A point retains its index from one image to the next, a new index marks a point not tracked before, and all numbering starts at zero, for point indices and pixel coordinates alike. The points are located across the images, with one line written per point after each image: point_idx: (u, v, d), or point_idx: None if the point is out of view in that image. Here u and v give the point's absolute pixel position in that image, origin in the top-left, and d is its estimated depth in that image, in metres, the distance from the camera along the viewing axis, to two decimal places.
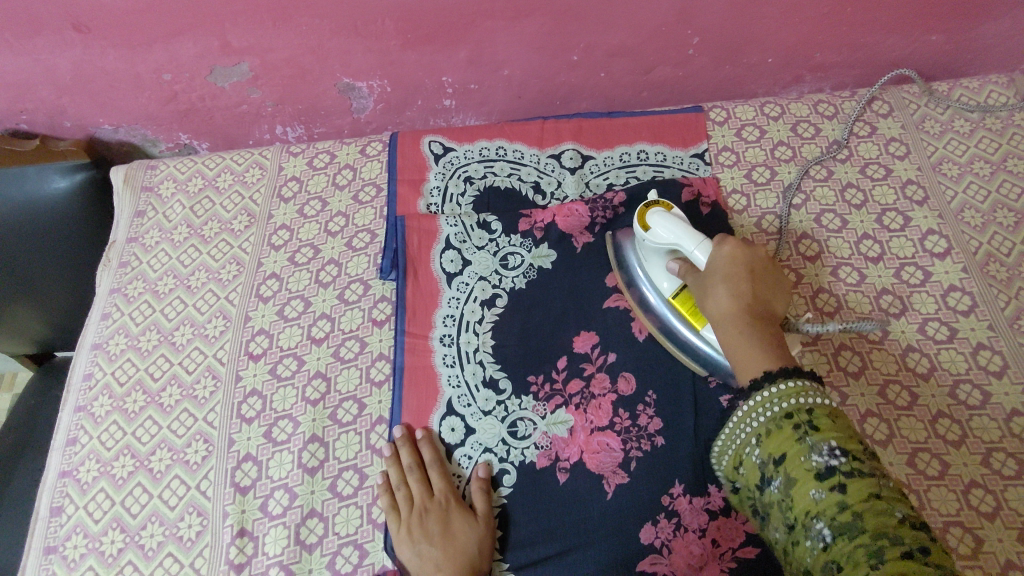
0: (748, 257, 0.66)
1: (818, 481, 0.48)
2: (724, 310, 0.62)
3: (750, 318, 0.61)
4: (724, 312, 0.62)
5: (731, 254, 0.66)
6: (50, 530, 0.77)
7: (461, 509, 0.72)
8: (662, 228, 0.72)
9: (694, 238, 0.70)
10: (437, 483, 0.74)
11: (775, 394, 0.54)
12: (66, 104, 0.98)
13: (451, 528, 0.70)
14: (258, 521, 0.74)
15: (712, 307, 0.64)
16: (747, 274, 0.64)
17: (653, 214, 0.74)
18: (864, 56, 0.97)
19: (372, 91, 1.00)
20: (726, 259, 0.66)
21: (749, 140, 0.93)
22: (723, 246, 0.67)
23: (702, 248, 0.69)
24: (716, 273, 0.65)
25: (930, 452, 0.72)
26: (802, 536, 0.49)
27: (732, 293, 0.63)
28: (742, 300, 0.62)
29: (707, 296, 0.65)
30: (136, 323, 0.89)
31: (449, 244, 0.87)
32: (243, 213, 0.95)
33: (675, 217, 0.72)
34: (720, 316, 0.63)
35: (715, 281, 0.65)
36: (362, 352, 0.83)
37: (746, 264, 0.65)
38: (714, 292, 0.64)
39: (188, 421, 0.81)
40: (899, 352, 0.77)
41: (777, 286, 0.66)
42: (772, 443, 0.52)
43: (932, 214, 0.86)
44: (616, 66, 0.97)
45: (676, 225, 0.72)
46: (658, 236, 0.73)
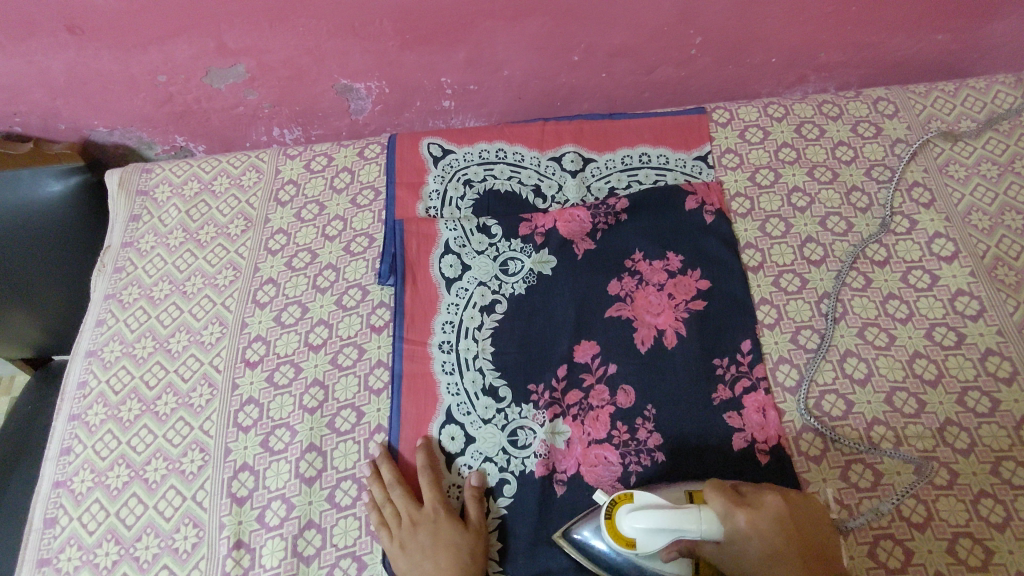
0: (768, 520, 0.58)
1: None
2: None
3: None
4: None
5: (754, 531, 0.58)
6: (44, 542, 0.76)
7: (453, 520, 0.70)
8: (650, 535, 0.59)
9: (692, 518, 0.58)
10: (429, 493, 0.72)
11: None
12: (60, 105, 0.97)
13: (444, 541, 0.69)
14: (255, 532, 0.73)
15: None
16: (782, 543, 0.58)
17: (625, 521, 0.61)
18: (869, 55, 0.96)
19: (370, 92, 0.99)
20: (751, 543, 0.58)
21: (752, 142, 0.92)
22: (736, 519, 0.58)
23: (708, 528, 0.58)
24: (752, 553, 0.58)
25: (938, 461, 0.70)
26: None
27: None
28: (801, 571, 0.58)
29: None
30: (131, 330, 0.88)
31: (448, 249, 0.86)
32: (239, 218, 0.94)
33: (650, 507, 0.59)
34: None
35: (757, 561, 0.58)
36: (360, 359, 0.81)
37: (770, 528, 0.58)
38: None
39: (184, 430, 0.80)
40: (906, 358, 0.76)
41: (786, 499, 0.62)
42: None
43: (939, 217, 0.84)
44: (617, 66, 0.96)
45: (661, 514, 0.59)
46: (648, 544, 0.60)
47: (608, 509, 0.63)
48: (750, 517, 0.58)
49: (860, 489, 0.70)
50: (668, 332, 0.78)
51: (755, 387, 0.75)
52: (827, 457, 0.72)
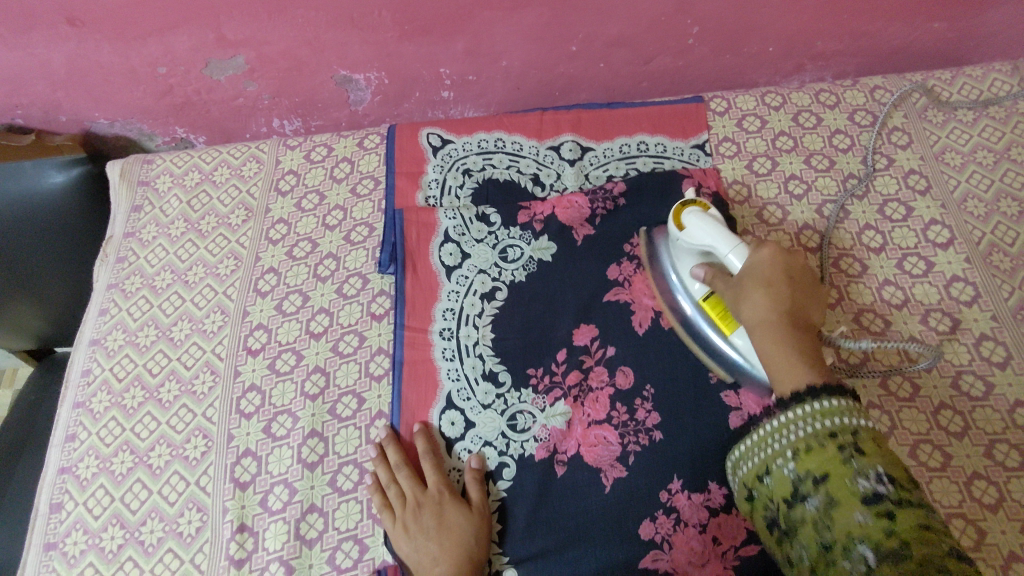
0: (786, 262, 0.67)
1: (863, 506, 0.51)
2: (760, 317, 0.65)
3: (786, 331, 0.64)
4: (761, 318, 0.65)
5: (770, 260, 0.67)
6: (50, 527, 0.77)
7: (456, 501, 0.71)
8: (699, 231, 0.72)
9: (731, 241, 0.69)
10: (431, 475, 0.73)
11: (814, 410, 0.57)
12: (61, 98, 0.98)
13: (448, 521, 0.70)
14: (258, 517, 0.74)
15: (746, 316, 0.66)
16: (784, 284, 0.66)
17: (689, 216, 0.73)
18: (865, 44, 0.96)
19: (369, 83, 0.99)
20: (764, 262, 0.67)
21: (750, 131, 0.93)
22: (761, 248, 0.68)
23: (738, 251, 0.69)
24: (755, 275, 0.67)
25: (932, 443, 0.71)
26: (842, 562, 0.50)
27: (772, 300, 0.65)
28: (779, 307, 0.65)
29: (742, 302, 0.67)
30: (134, 319, 0.89)
31: (448, 237, 0.86)
32: (240, 208, 0.95)
33: (711, 219, 0.72)
34: (752, 322, 0.66)
35: (751, 283, 0.66)
36: (361, 347, 0.82)
37: (780, 271, 0.66)
38: (749, 293, 0.66)
39: (188, 416, 0.81)
40: (901, 343, 0.77)
41: (811, 289, 0.68)
42: (817, 462, 0.55)
43: (935, 204, 0.85)
44: (616, 56, 0.96)
45: (709, 227, 0.71)
46: (694, 238, 0.72)
47: (683, 205, 0.76)
48: (771, 249, 0.67)
49: None
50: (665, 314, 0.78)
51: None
52: None
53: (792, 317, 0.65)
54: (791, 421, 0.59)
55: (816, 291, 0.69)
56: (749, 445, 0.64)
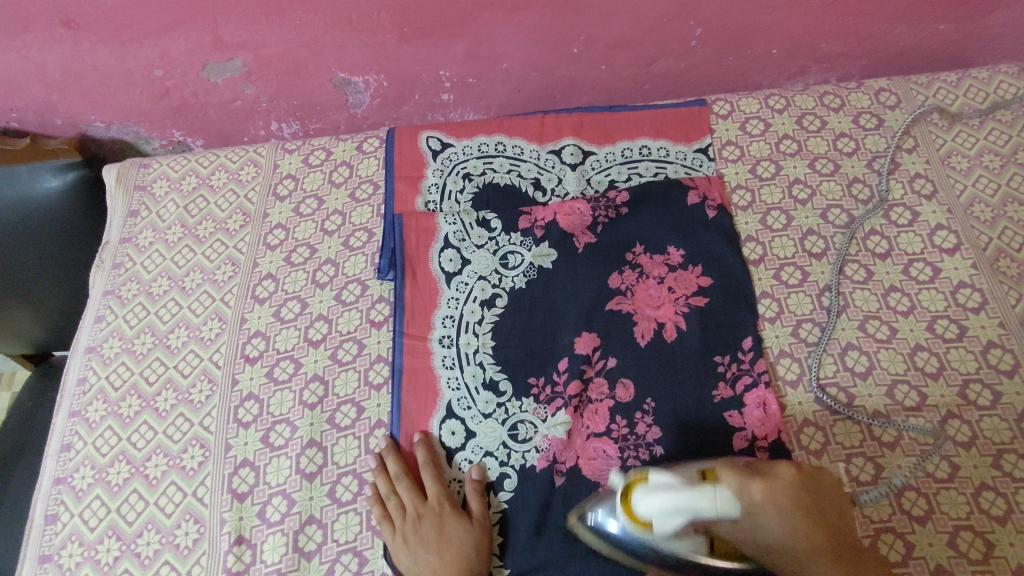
0: (787, 497, 0.57)
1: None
2: (799, 556, 0.58)
3: (828, 559, 0.57)
4: (801, 561, 0.58)
5: (769, 503, 0.57)
6: (46, 538, 0.76)
7: (456, 513, 0.71)
8: (665, 512, 0.58)
9: (707, 494, 0.57)
10: (432, 487, 0.73)
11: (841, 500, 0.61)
12: (56, 100, 0.96)
13: (447, 534, 0.70)
14: (256, 528, 0.73)
15: (776, 557, 0.58)
16: (798, 509, 0.57)
17: (641, 502, 0.60)
18: (871, 46, 0.95)
19: (368, 86, 0.98)
20: (771, 514, 0.57)
21: (753, 134, 0.91)
22: (753, 492, 0.57)
23: (722, 501, 0.57)
24: (765, 517, 0.57)
25: (940, 454, 0.70)
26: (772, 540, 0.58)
27: (802, 542, 0.57)
28: (814, 541, 0.57)
29: (764, 545, 0.58)
30: (131, 326, 0.88)
31: (448, 243, 0.85)
32: (237, 213, 0.93)
33: (666, 489, 0.58)
34: (795, 562, 0.58)
35: (769, 531, 0.57)
36: (360, 354, 0.81)
37: (789, 502, 0.57)
38: (771, 544, 0.58)
39: (185, 426, 0.80)
40: (908, 351, 0.76)
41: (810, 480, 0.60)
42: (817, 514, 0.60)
43: (941, 208, 0.84)
44: (617, 58, 0.95)
45: (674, 494, 0.58)
46: (665, 527, 0.59)
47: (624, 490, 0.62)
48: (767, 491, 0.57)
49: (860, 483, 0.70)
50: (668, 326, 0.78)
51: (755, 381, 0.75)
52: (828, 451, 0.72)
53: (822, 532, 0.58)
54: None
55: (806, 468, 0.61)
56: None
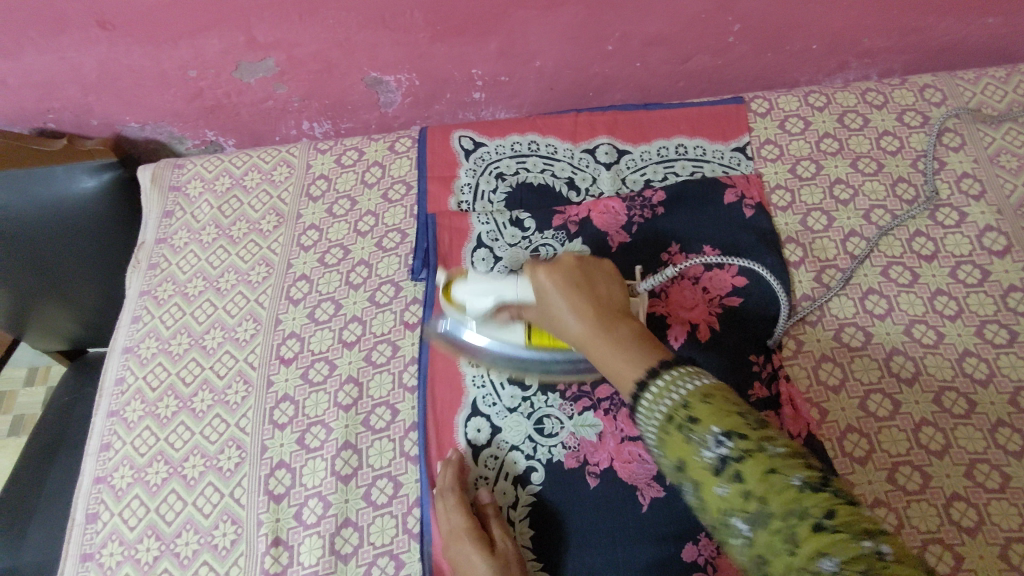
0: (565, 273, 0.61)
1: (719, 477, 0.44)
2: (578, 333, 0.57)
3: (607, 333, 0.55)
4: (582, 334, 0.57)
5: (551, 281, 0.61)
6: (86, 537, 0.77)
7: (480, 540, 0.67)
8: (475, 297, 0.67)
9: (511, 283, 0.66)
10: (456, 518, 0.68)
11: (653, 397, 0.49)
12: (92, 101, 0.97)
13: (481, 571, 0.65)
14: (293, 530, 0.73)
15: (567, 337, 0.59)
16: (575, 289, 0.59)
17: (458, 288, 0.69)
18: (915, 41, 0.92)
19: (400, 85, 0.97)
20: (548, 283, 0.60)
21: (793, 133, 0.89)
22: (536, 274, 0.61)
23: (522, 287, 0.65)
24: (551, 301, 0.60)
25: (990, 463, 0.68)
26: (729, 538, 0.44)
27: (577, 313, 0.58)
28: (590, 312, 0.57)
29: (557, 325, 0.60)
30: (167, 326, 0.88)
31: (481, 243, 0.85)
32: (271, 213, 0.94)
33: (485, 279, 0.67)
34: (580, 341, 0.57)
35: (556, 304, 0.59)
36: (394, 356, 0.81)
37: (565, 275, 0.60)
38: (555, 315, 0.59)
39: (221, 426, 0.80)
40: (955, 357, 0.74)
41: (603, 276, 0.62)
42: (667, 450, 0.47)
43: (991, 209, 0.81)
44: (652, 55, 0.93)
45: (483, 283, 0.67)
46: (474, 304, 0.68)
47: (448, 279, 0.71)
48: (547, 270, 0.61)
49: (908, 492, 0.68)
50: (702, 326, 0.77)
51: (778, 375, 0.74)
52: (873, 458, 0.70)
53: (598, 307, 0.58)
54: (646, 414, 0.49)
55: (610, 275, 0.63)
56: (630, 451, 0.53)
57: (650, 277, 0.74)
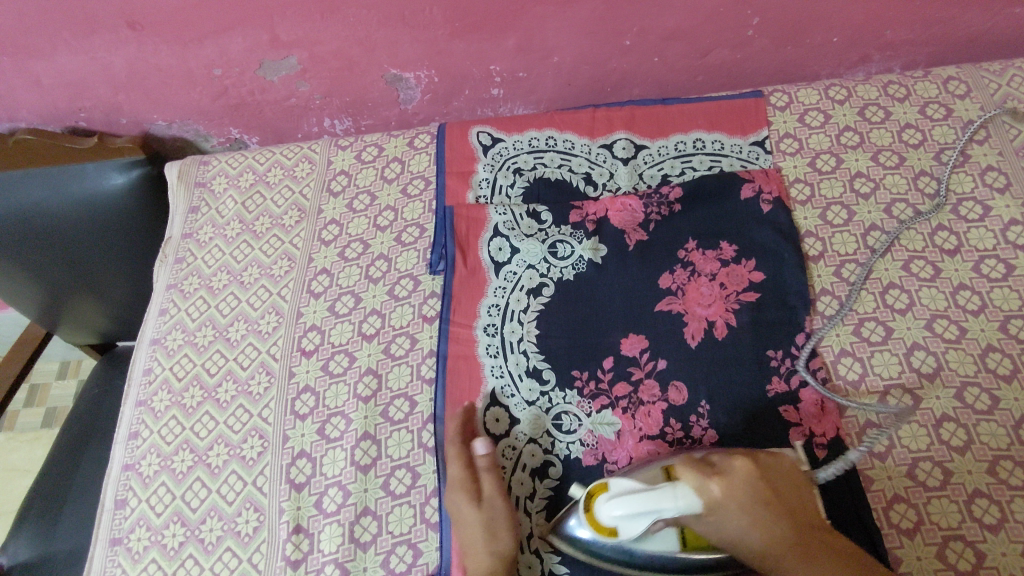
0: (737, 484, 0.62)
1: None
2: (767, 542, 0.61)
3: (807, 558, 0.59)
4: (773, 564, 0.61)
5: (728, 497, 0.61)
6: (116, 522, 0.80)
7: (473, 494, 0.70)
8: (629, 519, 0.60)
9: (667, 494, 0.59)
10: (455, 470, 0.72)
11: None
12: (122, 100, 1.00)
13: (471, 520, 0.69)
14: (313, 518, 0.75)
15: (747, 554, 0.62)
16: (757, 503, 0.61)
17: (601, 511, 0.62)
18: (939, 32, 0.91)
19: (419, 82, 0.98)
20: (724, 503, 0.61)
21: (813, 126, 0.89)
22: (709, 487, 0.61)
23: (682, 498, 0.59)
24: (731, 505, 0.61)
25: (1013, 460, 0.67)
26: None
27: (766, 540, 0.61)
28: (777, 526, 0.61)
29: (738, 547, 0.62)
30: (192, 318, 0.90)
31: (497, 233, 0.86)
32: (293, 209, 0.95)
33: (626, 494, 0.60)
34: (770, 562, 0.61)
35: (733, 526, 0.61)
36: (412, 349, 0.82)
37: (743, 493, 0.61)
38: (744, 542, 0.61)
39: (245, 416, 0.82)
40: (979, 352, 0.72)
41: (775, 469, 0.64)
42: None
43: (1016, 202, 0.80)
44: (670, 50, 0.93)
45: (636, 500, 0.60)
46: (631, 530, 0.61)
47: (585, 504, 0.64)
48: (720, 485, 0.61)
49: (928, 488, 0.67)
50: (720, 323, 0.77)
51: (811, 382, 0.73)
52: (893, 454, 0.69)
53: (789, 528, 0.61)
54: None
55: (779, 461, 0.65)
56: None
57: (830, 466, 0.66)
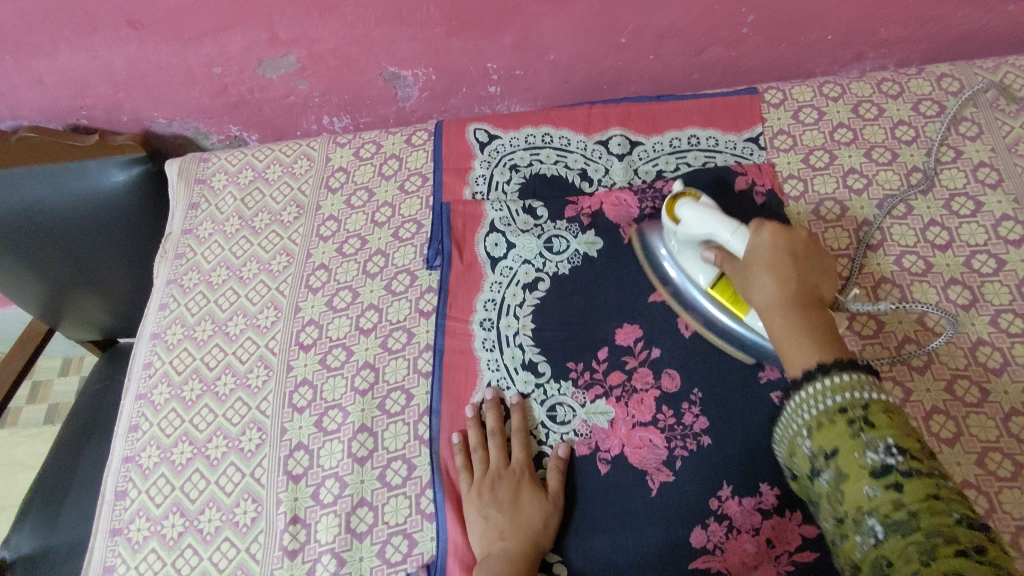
0: (788, 243, 0.65)
1: (872, 479, 0.49)
2: (767, 298, 0.63)
3: (794, 312, 0.62)
4: (767, 302, 0.63)
5: (769, 238, 0.66)
6: (116, 513, 0.81)
7: (507, 487, 0.72)
8: (693, 220, 0.71)
9: (729, 225, 0.69)
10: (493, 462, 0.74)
11: (827, 387, 0.54)
12: (123, 98, 1.01)
13: (501, 512, 0.70)
14: (310, 509, 0.76)
15: (754, 296, 0.65)
16: (789, 258, 0.64)
17: (681, 206, 0.73)
18: (933, 30, 0.92)
19: (417, 79, 0.99)
20: (763, 246, 0.65)
21: (806, 123, 0.89)
22: (761, 232, 0.66)
23: (739, 235, 0.68)
24: (760, 261, 0.65)
25: (1002, 452, 0.68)
26: (853, 533, 0.50)
27: (778, 286, 0.63)
28: (784, 286, 0.63)
29: (750, 283, 0.65)
30: (192, 313, 0.91)
31: (493, 228, 0.87)
32: (292, 205, 0.96)
33: (705, 206, 0.71)
34: (767, 309, 0.63)
35: (758, 267, 0.65)
36: (409, 343, 0.83)
37: (785, 252, 0.65)
38: (757, 280, 0.64)
39: (243, 409, 0.83)
40: (969, 346, 0.73)
41: (819, 264, 0.66)
42: (824, 436, 0.53)
43: (1008, 198, 0.80)
44: (666, 47, 0.94)
45: (708, 214, 0.71)
46: (690, 228, 0.72)
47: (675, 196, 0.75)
48: (771, 233, 0.66)
49: None
50: None
51: None
52: None
53: (800, 288, 0.63)
54: (804, 401, 0.56)
55: (826, 267, 0.67)
56: (778, 427, 0.61)
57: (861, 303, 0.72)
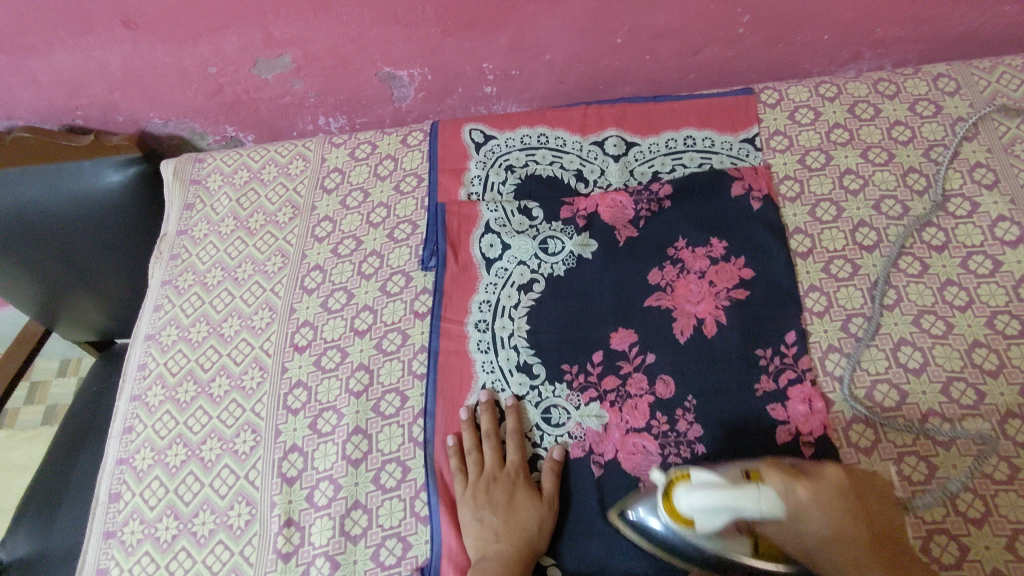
0: (828, 489, 0.56)
1: None
2: (849, 562, 0.55)
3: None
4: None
5: (813, 500, 0.56)
6: (110, 515, 0.80)
7: (501, 491, 0.72)
8: (706, 512, 0.57)
9: (752, 497, 0.55)
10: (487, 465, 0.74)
11: None
12: (118, 99, 1.01)
13: (495, 515, 0.70)
14: (304, 511, 0.75)
15: (825, 557, 0.56)
16: (844, 500, 0.56)
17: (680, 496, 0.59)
18: (930, 30, 0.91)
19: (412, 80, 0.99)
20: (812, 506, 0.55)
21: (803, 124, 0.89)
22: (797, 488, 0.56)
23: (766, 501, 0.55)
24: (812, 522, 0.55)
25: (997, 455, 0.67)
26: None
27: (850, 551, 0.55)
28: (862, 547, 0.55)
29: (809, 541, 0.56)
30: (187, 315, 0.91)
31: (489, 229, 0.87)
32: (287, 206, 0.96)
33: (710, 488, 0.57)
34: (847, 566, 0.55)
35: (815, 529, 0.55)
36: (404, 345, 0.82)
37: (833, 495, 0.56)
38: (820, 541, 0.56)
39: (237, 411, 0.83)
40: (965, 348, 0.73)
41: (859, 478, 0.59)
42: None
43: (1004, 199, 0.80)
44: (662, 47, 0.94)
45: (718, 498, 0.56)
46: (707, 521, 0.57)
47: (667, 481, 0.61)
48: (811, 488, 0.56)
49: (913, 483, 0.68)
50: (709, 321, 0.77)
51: (800, 378, 0.73)
52: (879, 449, 0.70)
53: (868, 535, 0.56)
54: None
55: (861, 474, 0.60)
56: None
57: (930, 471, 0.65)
